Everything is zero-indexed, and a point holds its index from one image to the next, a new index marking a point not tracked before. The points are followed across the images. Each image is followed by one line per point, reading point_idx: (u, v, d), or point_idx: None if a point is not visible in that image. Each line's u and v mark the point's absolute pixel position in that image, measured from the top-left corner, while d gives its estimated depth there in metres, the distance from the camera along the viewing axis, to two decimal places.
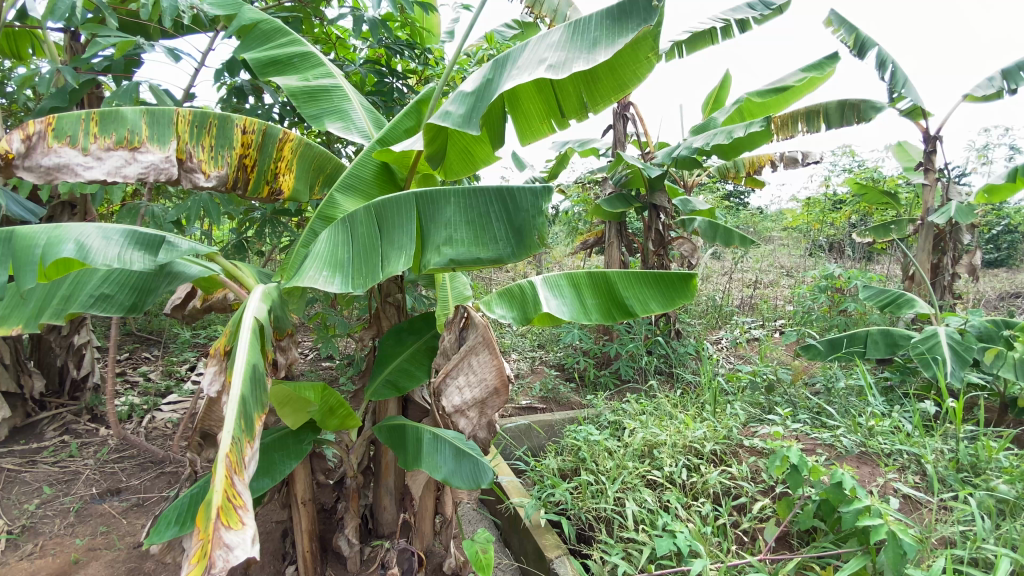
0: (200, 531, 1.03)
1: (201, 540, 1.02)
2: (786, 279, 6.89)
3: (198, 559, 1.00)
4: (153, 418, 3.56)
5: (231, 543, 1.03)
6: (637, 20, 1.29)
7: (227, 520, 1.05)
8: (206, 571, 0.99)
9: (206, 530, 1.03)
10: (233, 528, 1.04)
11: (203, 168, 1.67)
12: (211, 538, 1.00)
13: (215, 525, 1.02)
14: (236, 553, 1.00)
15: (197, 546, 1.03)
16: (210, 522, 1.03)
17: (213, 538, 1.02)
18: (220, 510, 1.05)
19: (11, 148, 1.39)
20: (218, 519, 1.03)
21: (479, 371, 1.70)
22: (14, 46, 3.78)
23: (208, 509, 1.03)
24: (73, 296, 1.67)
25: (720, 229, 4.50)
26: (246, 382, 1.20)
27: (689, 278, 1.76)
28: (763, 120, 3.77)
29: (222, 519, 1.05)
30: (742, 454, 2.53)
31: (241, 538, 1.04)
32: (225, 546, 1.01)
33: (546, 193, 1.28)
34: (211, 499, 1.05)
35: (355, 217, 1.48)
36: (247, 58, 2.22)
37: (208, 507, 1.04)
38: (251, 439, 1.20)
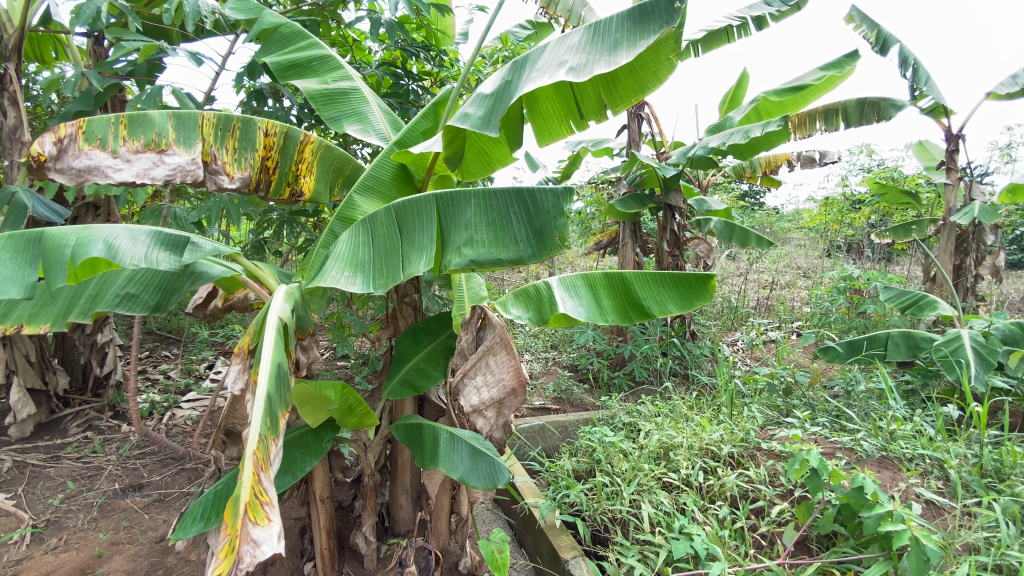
0: (228, 526, 1.05)
1: (229, 535, 1.04)
2: (803, 280, 6.80)
3: (226, 554, 1.02)
4: (173, 415, 3.63)
5: (258, 538, 1.04)
6: (659, 22, 1.28)
7: (255, 517, 1.06)
8: (234, 566, 1.00)
9: (235, 526, 1.05)
10: (260, 524, 1.06)
11: (227, 171, 1.70)
12: (239, 533, 1.02)
13: (243, 522, 1.04)
14: (263, 549, 1.01)
15: (226, 541, 1.04)
16: (238, 519, 1.05)
17: (241, 534, 1.04)
18: (248, 506, 1.06)
19: (42, 151, 1.44)
20: (246, 515, 1.05)
21: (497, 371, 1.70)
22: (39, 50, 3.88)
23: (236, 505, 1.04)
24: (100, 296, 1.71)
25: (736, 229, 4.45)
26: (272, 381, 1.22)
27: (708, 279, 1.74)
28: (780, 119, 3.71)
29: (249, 516, 1.06)
30: (760, 457, 2.50)
31: (268, 534, 1.06)
32: (253, 541, 1.03)
33: (568, 194, 1.28)
34: (240, 495, 1.07)
35: (375, 219, 1.49)
36: (267, 62, 2.25)
37: (236, 503, 1.06)
38: (276, 436, 1.22)
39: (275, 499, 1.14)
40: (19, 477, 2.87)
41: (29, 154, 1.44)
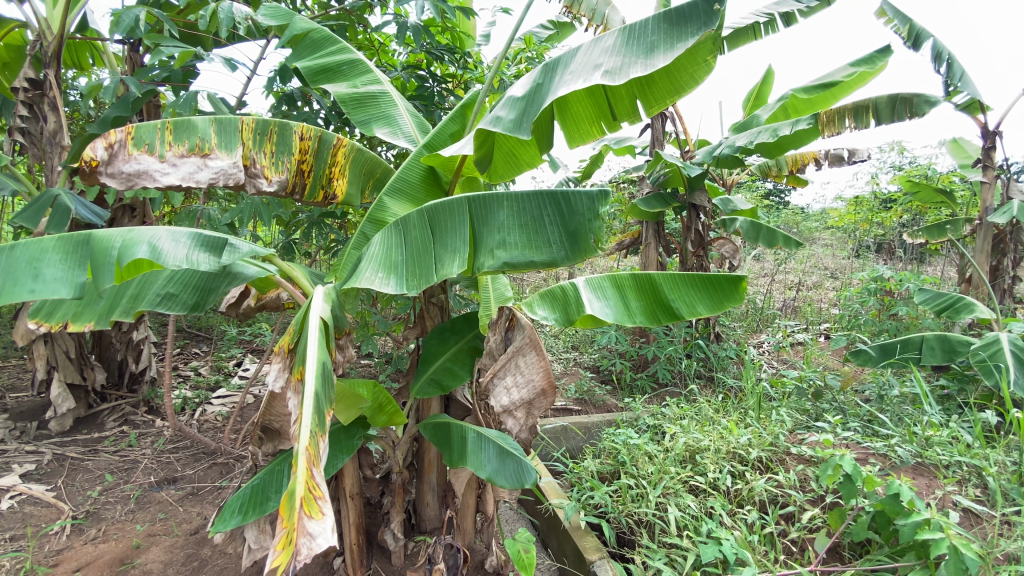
0: (284, 519, 1.07)
1: (286, 528, 1.06)
2: (831, 281, 6.66)
3: (284, 546, 1.04)
4: (205, 411, 3.74)
5: (314, 531, 1.07)
6: (697, 25, 1.27)
7: (310, 511, 1.09)
8: (293, 558, 1.02)
9: (291, 519, 1.08)
10: (316, 517, 1.09)
11: (266, 174, 1.74)
12: (296, 526, 1.05)
13: (299, 515, 1.06)
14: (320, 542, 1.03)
15: (282, 533, 1.07)
16: (294, 513, 1.07)
17: (298, 527, 1.06)
18: (303, 501, 1.09)
19: (95, 156, 1.50)
20: (301, 509, 1.07)
21: (527, 372, 1.73)
22: (76, 57, 4.03)
23: (292, 499, 1.06)
24: (141, 295, 1.77)
25: (763, 229, 4.36)
26: (317, 379, 1.25)
27: (739, 280, 1.71)
28: (810, 118, 3.65)
29: (304, 510, 1.08)
30: (789, 461, 2.46)
31: (323, 527, 1.08)
32: (309, 534, 1.05)
33: (603, 197, 1.30)
34: (295, 489, 1.10)
35: (408, 221, 1.51)
36: (299, 67, 2.31)
37: (293, 497, 1.08)
38: (323, 433, 1.25)
39: (326, 494, 1.16)
40: (60, 469, 2.99)
41: (82, 160, 1.51)
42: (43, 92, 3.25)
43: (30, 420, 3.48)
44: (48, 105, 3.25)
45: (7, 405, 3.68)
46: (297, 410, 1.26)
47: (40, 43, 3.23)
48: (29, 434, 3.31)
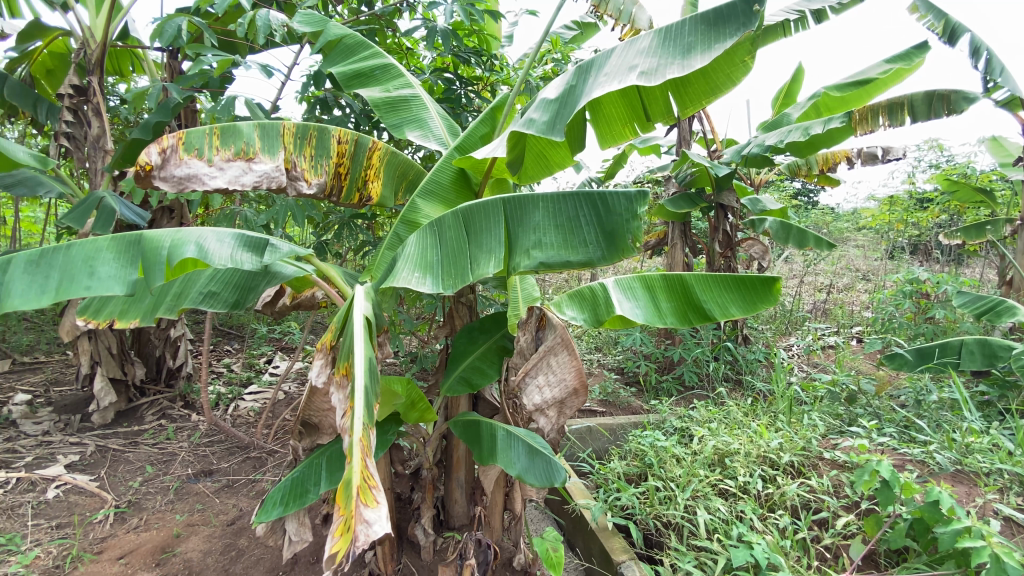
0: (341, 508, 1.10)
1: (343, 515, 1.09)
2: (863, 284, 6.49)
3: (342, 532, 1.07)
4: (238, 406, 3.85)
5: (370, 519, 1.08)
6: (736, 26, 1.27)
7: (365, 499, 1.11)
8: (351, 545, 1.04)
9: (348, 507, 1.10)
10: (371, 506, 1.10)
11: (306, 177, 1.80)
12: (353, 514, 1.06)
13: (356, 503, 1.09)
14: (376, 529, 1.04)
15: (339, 521, 1.09)
16: (351, 501, 1.09)
17: (354, 515, 1.08)
18: (359, 489, 1.11)
19: (149, 160, 1.57)
20: (358, 497, 1.09)
21: (558, 371, 1.74)
22: (118, 65, 4.20)
23: (349, 488, 1.09)
24: (185, 293, 1.85)
25: (793, 230, 4.27)
26: (364, 374, 1.28)
27: (773, 282, 1.66)
28: (843, 115, 3.56)
29: (360, 498, 1.10)
30: (822, 467, 2.41)
31: (378, 515, 1.10)
32: (366, 521, 1.07)
33: (640, 197, 1.31)
34: (351, 478, 1.12)
35: (443, 222, 1.54)
36: (334, 73, 2.38)
37: (349, 486, 1.10)
38: (371, 426, 1.27)
39: (378, 483, 1.19)
40: (102, 460, 3.13)
41: (138, 164, 1.57)
42: (87, 98, 3.40)
43: (74, 413, 3.64)
44: (92, 111, 3.41)
45: (52, 398, 3.85)
46: (344, 404, 1.29)
47: (86, 52, 3.38)
48: (73, 427, 3.46)
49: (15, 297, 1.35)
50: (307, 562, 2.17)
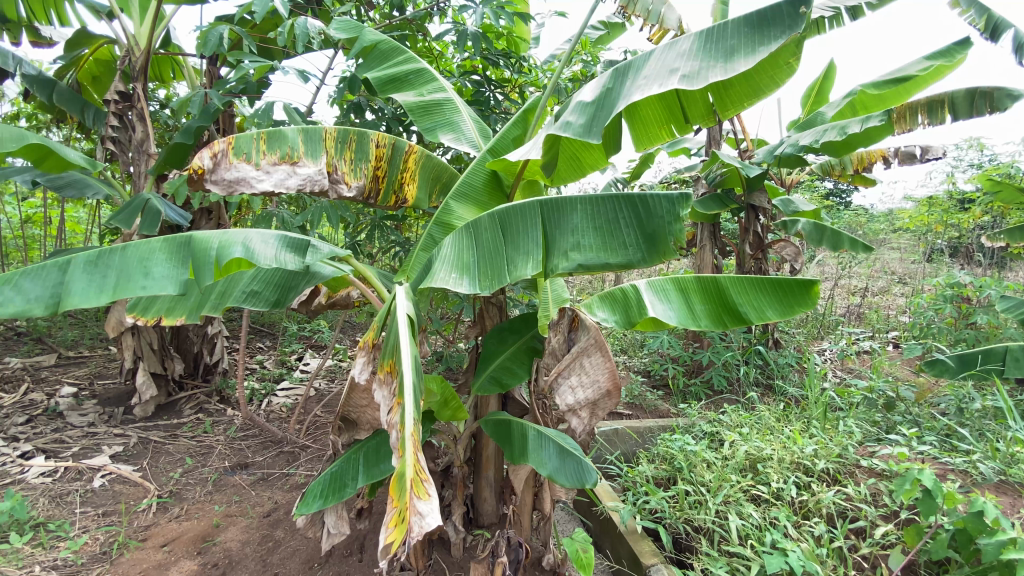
0: (395, 499, 1.12)
1: (397, 507, 1.11)
2: (899, 287, 6.29)
3: (397, 523, 1.09)
4: (271, 402, 3.97)
5: (423, 510, 1.10)
6: (781, 29, 1.26)
7: (418, 491, 1.13)
8: (405, 535, 1.06)
9: (402, 499, 1.12)
10: (423, 498, 1.12)
11: (346, 180, 1.85)
12: (407, 505, 1.08)
13: (410, 495, 1.11)
14: (430, 520, 1.07)
15: (394, 512, 1.11)
16: (405, 493, 1.11)
17: (408, 506, 1.10)
18: (412, 482, 1.13)
19: (202, 164, 1.63)
20: (412, 489, 1.12)
21: (592, 372, 1.75)
22: (159, 71, 4.38)
23: (403, 480, 1.11)
24: (229, 292, 1.92)
25: (827, 232, 4.17)
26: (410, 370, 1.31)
27: (811, 285, 1.62)
28: (882, 113, 3.46)
29: (413, 490, 1.13)
30: (859, 475, 2.36)
31: (430, 507, 1.11)
32: (419, 513, 1.09)
33: (683, 199, 1.31)
34: (404, 471, 1.15)
35: (479, 224, 1.56)
36: (370, 77, 2.44)
37: (403, 479, 1.13)
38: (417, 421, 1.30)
39: (429, 477, 1.21)
40: (144, 451, 3.26)
41: (192, 168, 1.63)
42: (131, 104, 3.55)
43: (117, 406, 3.80)
44: (136, 116, 3.56)
45: (96, 391, 4.03)
46: (389, 400, 1.32)
47: (130, 59, 3.53)
48: (116, 419, 3.61)
49: (76, 296, 1.43)
50: (341, 555, 2.20)
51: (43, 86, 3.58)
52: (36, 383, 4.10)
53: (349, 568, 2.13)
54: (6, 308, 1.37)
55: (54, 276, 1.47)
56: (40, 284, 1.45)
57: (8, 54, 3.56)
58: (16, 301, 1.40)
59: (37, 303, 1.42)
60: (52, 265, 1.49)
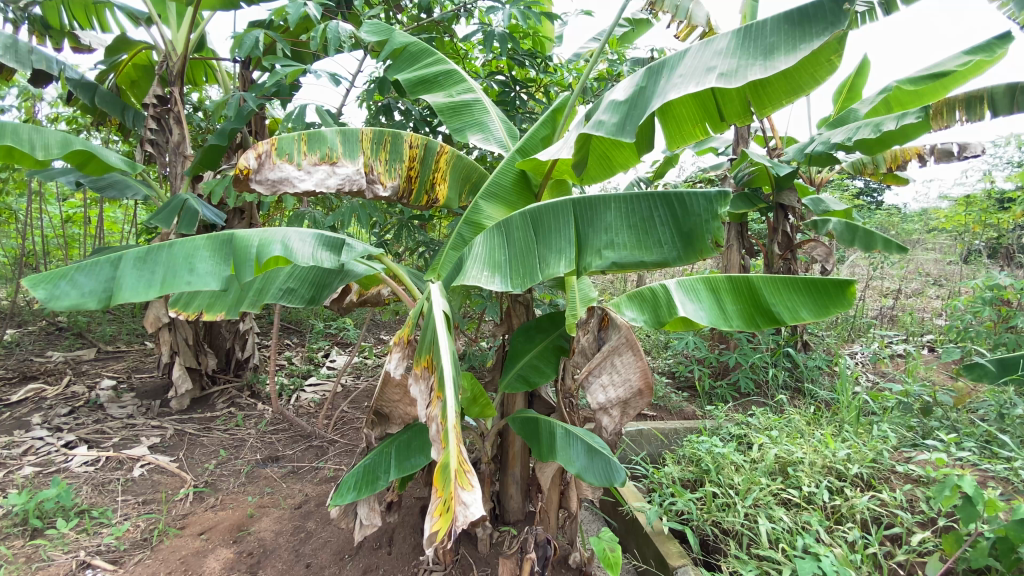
0: (440, 489, 1.15)
1: (442, 496, 1.14)
2: (935, 289, 6.09)
3: (441, 512, 1.12)
4: (299, 397, 4.07)
5: (467, 501, 1.13)
6: (823, 25, 1.25)
7: (462, 483, 1.16)
8: (451, 524, 1.09)
9: (446, 490, 1.15)
10: (467, 489, 1.15)
11: (381, 180, 1.90)
12: (452, 495, 1.11)
13: (454, 486, 1.14)
14: (474, 510, 1.09)
15: (438, 502, 1.14)
16: (449, 484, 1.14)
17: (453, 497, 1.13)
18: (456, 473, 1.16)
19: (248, 165, 1.68)
20: (456, 481, 1.15)
21: (623, 372, 1.75)
22: (193, 75, 4.52)
23: (447, 471, 1.15)
24: (266, 289, 1.98)
25: (859, 231, 4.06)
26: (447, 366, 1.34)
27: (847, 285, 1.59)
28: (919, 110, 3.37)
29: (457, 480, 1.16)
30: (895, 481, 2.30)
31: (473, 498, 1.14)
32: (464, 503, 1.11)
33: (721, 197, 1.30)
34: (448, 462, 1.18)
35: (511, 223, 1.58)
36: (400, 79, 2.48)
37: (447, 470, 1.16)
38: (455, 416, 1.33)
39: (471, 469, 1.24)
40: (180, 443, 3.37)
41: (239, 169, 1.69)
42: (168, 107, 3.67)
43: (154, 399, 3.94)
44: (173, 119, 3.69)
45: (134, 384, 4.18)
46: (427, 394, 1.36)
47: (168, 64, 3.66)
48: (154, 411, 3.75)
49: (126, 290, 1.50)
50: (371, 547, 2.24)
51: (86, 90, 3.72)
52: (77, 375, 4.28)
53: (378, 560, 2.17)
54: (63, 300, 1.44)
55: (106, 272, 1.55)
56: (93, 278, 1.52)
57: (52, 59, 3.71)
58: (72, 294, 1.47)
59: (91, 297, 1.49)
60: (105, 260, 1.56)
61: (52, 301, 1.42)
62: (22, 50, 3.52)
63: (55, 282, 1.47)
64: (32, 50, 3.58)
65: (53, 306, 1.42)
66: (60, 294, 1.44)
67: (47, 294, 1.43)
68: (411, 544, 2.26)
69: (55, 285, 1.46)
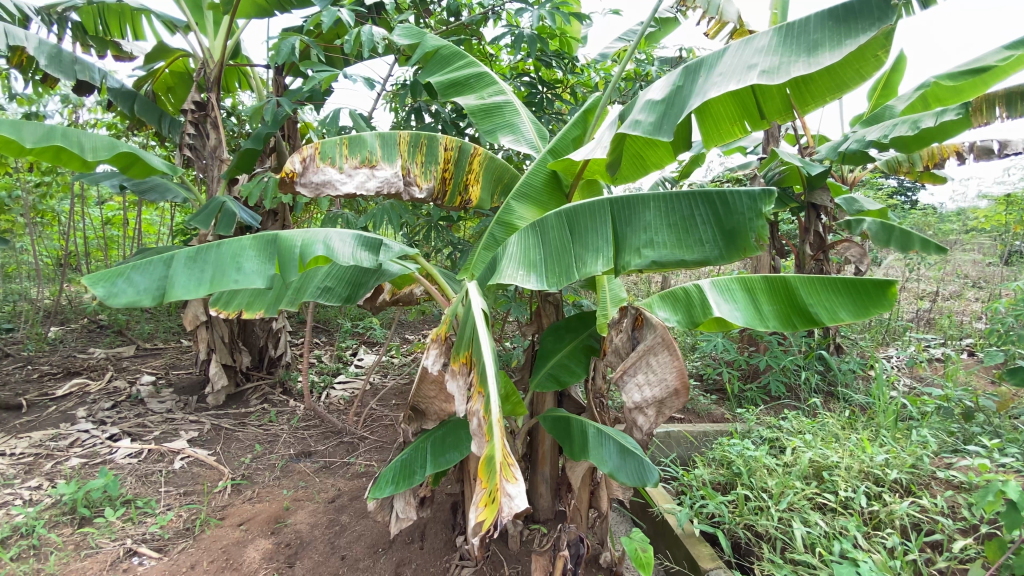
0: (485, 481, 1.18)
1: (487, 488, 1.18)
2: (974, 291, 5.88)
3: (487, 503, 1.15)
4: (330, 394, 4.16)
5: (512, 493, 1.16)
6: (869, 21, 1.23)
7: (507, 475, 1.19)
8: (497, 514, 1.12)
9: (491, 482, 1.19)
10: (512, 481, 1.18)
11: (418, 182, 1.95)
12: (498, 486, 1.15)
13: (499, 478, 1.17)
14: (519, 501, 1.12)
15: (483, 493, 1.18)
16: (495, 476, 1.18)
17: (498, 488, 1.17)
18: (501, 465, 1.20)
19: (294, 168, 1.75)
20: (501, 473, 1.18)
21: (659, 371, 1.74)
22: (227, 81, 4.66)
23: (493, 463, 1.18)
24: (305, 288, 2.04)
25: (895, 231, 3.95)
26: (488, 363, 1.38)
27: (889, 286, 1.56)
28: (961, 107, 3.28)
29: (502, 473, 1.20)
30: (936, 487, 2.25)
31: (518, 490, 1.17)
32: (509, 495, 1.14)
33: (765, 195, 1.30)
34: (493, 455, 1.21)
35: (546, 223, 1.60)
36: (432, 83, 2.53)
37: (492, 462, 1.20)
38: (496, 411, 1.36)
39: (514, 462, 1.28)
40: (217, 437, 3.49)
41: (285, 172, 1.76)
42: (205, 112, 3.79)
43: (191, 394, 4.08)
44: (210, 124, 3.82)
45: (172, 380, 4.34)
46: (468, 389, 1.40)
47: (205, 71, 3.78)
48: (191, 406, 3.89)
49: (179, 288, 1.57)
50: (404, 542, 2.29)
51: (126, 98, 3.87)
52: (119, 371, 4.45)
53: (410, 555, 2.22)
54: (121, 298, 1.52)
55: (159, 270, 1.62)
56: (148, 277, 1.60)
57: (95, 68, 3.87)
58: (129, 292, 1.54)
59: (146, 295, 1.56)
60: (158, 259, 1.63)
61: (110, 298, 1.51)
62: (66, 61, 3.68)
63: (113, 281, 1.54)
64: (76, 60, 3.74)
65: (112, 303, 1.50)
66: (118, 291, 1.53)
67: (106, 292, 1.51)
68: (442, 539, 2.30)
69: (113, 283, 1.54)
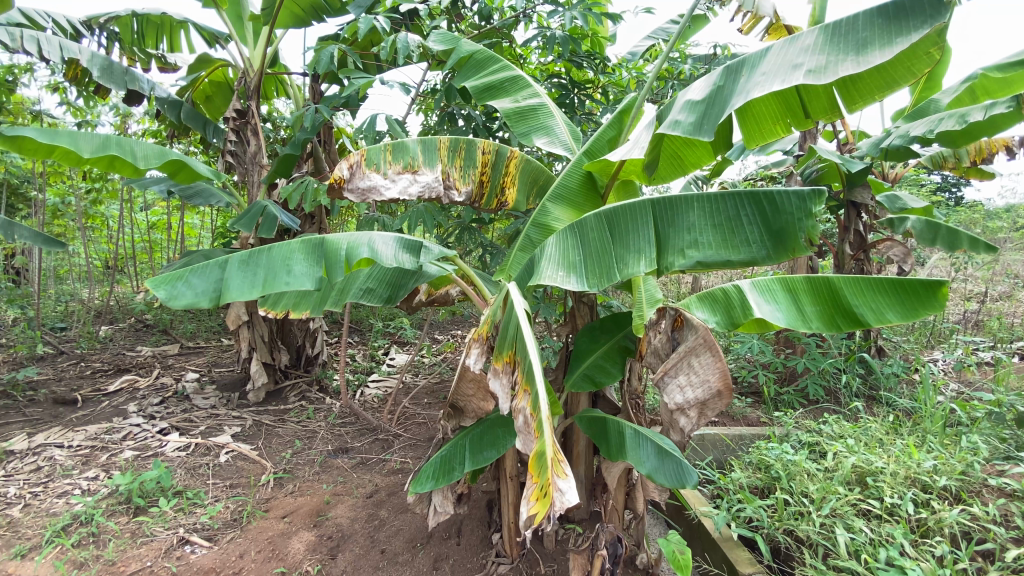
0: (536, 476, 1.21)
1: (538, 482, 1.20)
2: None
3: (539, 496, 1.18)
4: (364, 392, 4.27)
5: (563, 488, 1.19)
6: (921, 19, 1.21)
7: (557, 470, 1.22)
8: (550, 508, 1.15)
9: (542, 476, 1.21)
10: (562, 476, 1.20)
11: (457, 186, 2.00)
12: (549, 481, 1.17)
13: (550, 473, 1.20)
14: (570, 497, 1.15)
15: (534, 487, 1.20)
16: (546, 471, 1.20)
17: (549, 483, 1.19)
18: (552, 461, 1.22)
19: (342, 174, 1.84)
20: (552, 468, 1.20)
21: (701, 372, 1.72)
22: (265, 88, 4.82)
23: (544, 458, 1.21)
24: (348, 289, 2.11)
25: (942, 230, 3.79)
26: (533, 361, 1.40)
27: (939, 286, 1.52)
28: (1011, 99, 3.14)
29: (552, 468, 1.22)
30: (987, 495, 2.16)
31: (569, 485, 1.19)
32: (560, 490, 1.17)
33: (815, 195, 1.30)
34: (543, 450, 1.24)
35: (585, 224, 1.61)
36: (467, 87, 2.57)
37: (543, 457, 1.22)
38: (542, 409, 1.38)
39: (562, 458, 1.30)
40: (259, 433, 3.62)
41: (333, 179, 1.85)
42: (246, 120, 3.93)
43: (233, 391, 4.24)
44: (251, 131, 3.95)
45: (214, 377, 4.52)
46: (512, 387, 1.43)
47: (246, 80, 3.93)
48: (234, 403, 4.04)
49: (233, 290, 1.65)
50: (441, 537, 2.34)
51: (172, 107, 4.05)
52: (165, 368, 4.66)
53: (448, 550, 2.26)
54: (181, 300, 1.61)
55: (215, 274, 1.71)
56: (205, 280, 1.69)
57: (144, 79, 4.06)
58: (188, 294, 1.64)
59: (204, 296, 1.65)
60: (213, 263, 1.72)
61: (171, 300, 1.60)
62: (118, 72, 3.87)
63: (173, 284, 1.64)
64: (127, 72, 3.93)
65: (172, 304, 1.60)
66: (178, 294, 1.62)
67: (167, 294, 1.61)
68: (478, 536, 2.33)
69: (173, 286, 1.64)
